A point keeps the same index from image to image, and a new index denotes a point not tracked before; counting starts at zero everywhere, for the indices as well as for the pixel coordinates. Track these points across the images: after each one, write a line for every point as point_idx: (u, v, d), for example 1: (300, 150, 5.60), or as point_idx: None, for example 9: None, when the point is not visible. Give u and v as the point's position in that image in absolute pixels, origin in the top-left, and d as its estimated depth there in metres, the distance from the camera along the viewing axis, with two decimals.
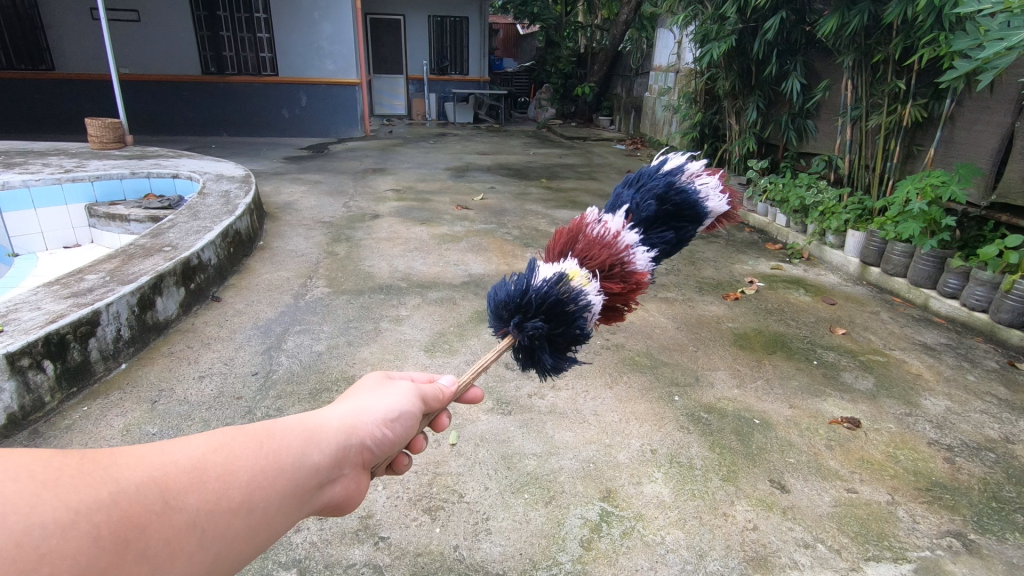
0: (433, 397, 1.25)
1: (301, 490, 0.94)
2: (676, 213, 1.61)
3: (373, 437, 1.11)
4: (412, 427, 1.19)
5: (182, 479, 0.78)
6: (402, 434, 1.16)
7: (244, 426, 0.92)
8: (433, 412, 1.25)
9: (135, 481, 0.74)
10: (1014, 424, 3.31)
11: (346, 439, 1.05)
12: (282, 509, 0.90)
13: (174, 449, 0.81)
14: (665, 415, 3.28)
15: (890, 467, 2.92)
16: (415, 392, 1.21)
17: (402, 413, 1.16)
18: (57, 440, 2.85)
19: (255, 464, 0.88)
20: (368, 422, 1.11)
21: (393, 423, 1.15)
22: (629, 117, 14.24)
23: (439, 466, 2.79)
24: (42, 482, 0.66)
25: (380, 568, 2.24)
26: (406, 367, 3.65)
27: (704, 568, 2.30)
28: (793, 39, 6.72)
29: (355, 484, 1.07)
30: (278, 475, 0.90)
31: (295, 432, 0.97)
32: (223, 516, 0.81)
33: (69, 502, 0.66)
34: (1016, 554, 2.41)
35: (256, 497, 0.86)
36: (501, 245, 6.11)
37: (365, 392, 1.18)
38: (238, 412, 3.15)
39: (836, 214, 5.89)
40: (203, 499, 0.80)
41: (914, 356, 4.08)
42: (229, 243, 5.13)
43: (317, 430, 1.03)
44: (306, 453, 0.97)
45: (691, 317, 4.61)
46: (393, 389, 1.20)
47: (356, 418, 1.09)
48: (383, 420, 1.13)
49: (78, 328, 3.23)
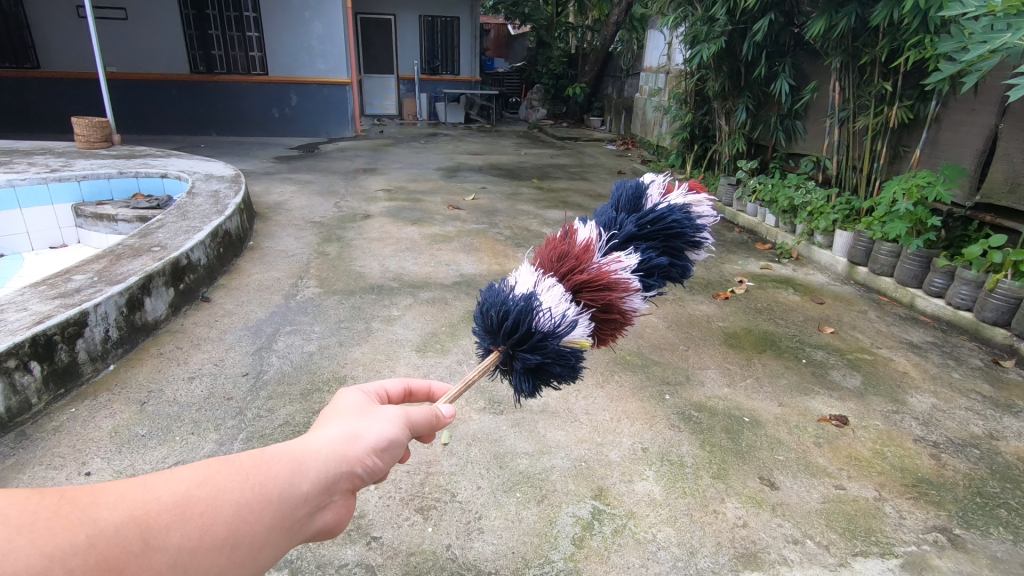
0: (423, 419, 1.16)
1: (290, 522, 0.88)
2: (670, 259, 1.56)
3: (364, 464, 1.02)
4: (401, 452, 1.10)
5: (163, 516, 0.74)
6: (391, 460, 1.08)
7: (230, 456, 0.87)
8: (422, 434, 1.16)
9: (114, 521, 0.70)
10: (997, 421, 3.36)
11: (336, 466, 0.97)
12: (271, 540, 0.85)
13: (156, 484, 0.77)
14: (656, 413, 3.31)
15: (878, 464, 2.96)
16: (403, 415, 1.12)
17: (391, 439, 1.07)
18: (44, 443, 2.82)
19: (240, 496, 0.83)
20: (358, 447, 1.02)
21: (382, 449, 1.06)
22: (620, 118, 14.29)
23: (432, 466, 2.79)
24: (17, 526, 0.64)
25: (372, 568, 2.24)
26: (398, 367, 3.65)
27: (695, 565, 2.31)
28: (782, 41, 6.78)
29: (348, 513, 0.99)
30: (266, 505, 0.85)
31: (283, 461, 0.91)
32: (206, 554, 0.76)
33: (43, 547, 0.63)
34: (1000, 548, 2.45)
35: (243, 530, 0.81)
36: (493, 246, 6.12)
37: (352, 416, 1.09)
38: (228, 413, 3.13)
39: (824, 214, 5.95)
40: (186, 536, 0.75)
41: (901, 355, 4.13)
42: (219, 243, 5.10)
43: (306, 456, 0.95)
44: (295, 484, 0.90)
45: (682, 316, 4.64)
46: (380, 411, 1.11)
47: (345, 441, 1.00)
48: (373, 446, 1.04)
49: (66, 329, 3.19)
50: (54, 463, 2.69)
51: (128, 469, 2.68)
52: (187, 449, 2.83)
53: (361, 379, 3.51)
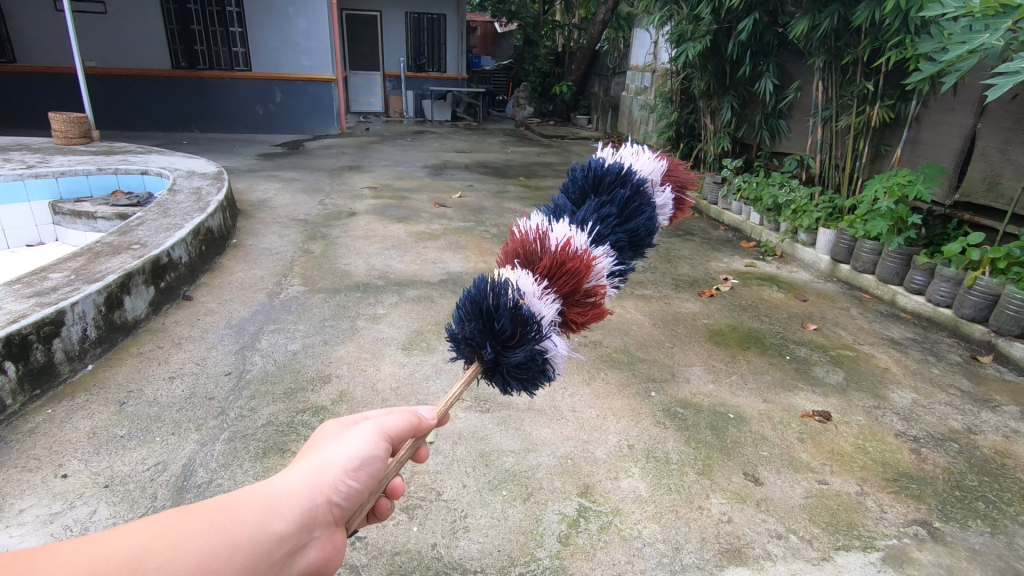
0: (402, 432, 1.12)
1: (264, 563, 0.86)
2: (620, 210, 1.56)
3: (339, 490, 1.01)
4: (382, 472, 1.08)
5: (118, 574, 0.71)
6: (370, 480, 1.06)
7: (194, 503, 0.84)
8: (405, 445, 1.13)
9: None
10: (976, 416, 3.42)
11: (310, 500, 0.96)
12: None
13: (106, 542, 0.74)
14: (642, 410, 3.32)
15: (859, 459, 2.99)
16: (380, 429, 1.10)
17: (366, 458, 1.06)
18: (19, 444, 2.75)
19: (205, 542, 0.81)
20: (331, 475, 1.01)
21: (357, 471, 1.05)
22: (607, 117, 14.33)
23: (417, 465, 2.77)
24: None
25: (357, 568, 2.22)
26: (383, 366, 3.62)
27: (680, 561, 2.32)
28: (766, 41, 6.83)
29: (333, 547, 0.97)
30: (235, 549, 0.83)
31: (251, 502, 0.89)
32: None
33: None
34: (978, 541, 2.50)
35: None
36: (479, 243, 6.10)
37: (324, 444, 1.07)
38: (210, 413, 3.08)
39: (807, 212, 6.01)
40: None
41: (883, 351, 4.19)
42: (201, 241, 5.02)
43: (277, 496, 0.93)
44: (266, 524, 0.88)
45: (668, 314, 4.66)
46: (354, 431, 1.09)
47: (316, 475, 0.99)
48: (346, 469, 1.03)
49: (41, 328, 3.12)
50: (29, 465, 2.63)
51: (106, 471, 2.63)
52: (167, 451, 2.78)
53: (345, 378, 3.48)
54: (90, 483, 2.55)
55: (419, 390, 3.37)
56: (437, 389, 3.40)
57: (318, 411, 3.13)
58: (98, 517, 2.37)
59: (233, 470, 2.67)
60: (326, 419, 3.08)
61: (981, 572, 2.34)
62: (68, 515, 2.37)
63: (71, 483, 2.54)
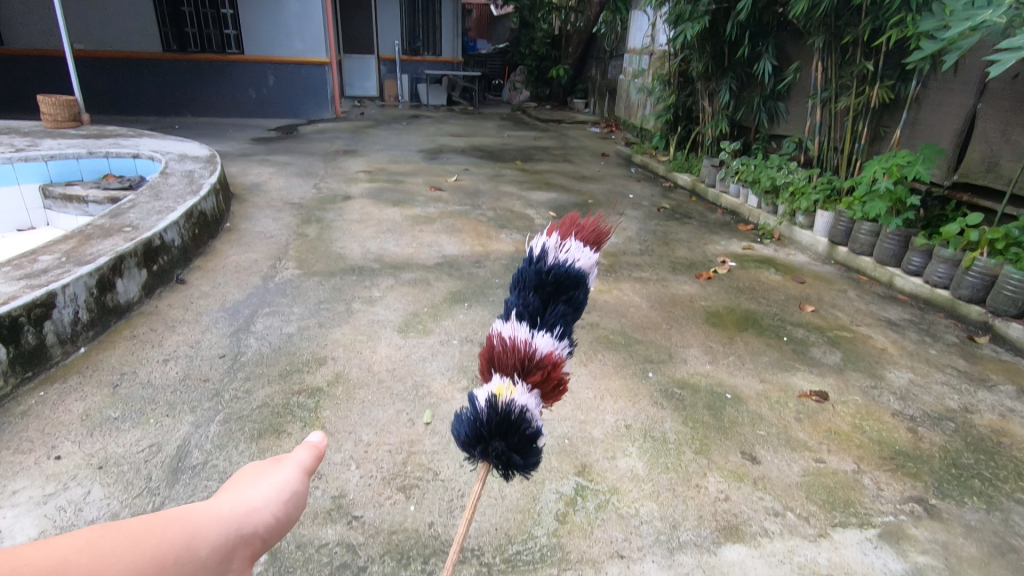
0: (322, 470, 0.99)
1: None
2: None
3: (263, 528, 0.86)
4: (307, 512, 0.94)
5: None
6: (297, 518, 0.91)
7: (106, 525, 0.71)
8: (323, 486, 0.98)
9: None
10: (972, 396, 3.42)
11: (236, 529, 0.82)
12: None
13: None
14: (639, 391, 3.30)
15: (857, 438, 2.99)
16: (304, 463, 0.97)
17: (297, 491, 0.93)
18: (11, 427, 2.72)
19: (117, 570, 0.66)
20: (256, 509, 0.86)
21: (286, 506, 0.90)
22: (604, 101, 14.21)
23: (414, 446, 2.76)
24: None
25: (354, 546, 2.21)
26: (379, 348, 3.60)
27: (677, 538, 2.33)
28: (766, 21, 6.75)
29: None
30: None
31: (171, 529, 0.75)
32: None
33: None
34: (973, 517, 2.50)
35: None
36: (476, 227, 6.06)
37: (235, 484, 0.91)
38: (205, 395, 3.05)
39: (805, 194, 5.98)
40: None
41: (880, 332, 4.18)
42: (194, 225, 4.96)
43: (197, 525, 0.79)
44: (187, 555, 0.74)
45: (665, 296, 4.64)
46: (279, 465, 0.96)
47: (240, 507, 0.85)
48: (275, 502, 0.89)
49: (32, 310, 3.08)
50: (23, 447, 2.61)
51: (100, 453, 2.60)
52: (162, 432, 2.76)
53: (341, 360, 3.45)
54: (84, 464, 2.53)
55: (415, 372, 3.35)
56: (433, 370, 3.38)
57: (314, 393, 3.11)
58: (93, 498, 2.36)
59: (228, 451, 2.65)
60: (322, 400, 3.05)
61: (977, 547, 2.35)
62: (62, 497, 2.35)
63: (64, 465, 2.52)
